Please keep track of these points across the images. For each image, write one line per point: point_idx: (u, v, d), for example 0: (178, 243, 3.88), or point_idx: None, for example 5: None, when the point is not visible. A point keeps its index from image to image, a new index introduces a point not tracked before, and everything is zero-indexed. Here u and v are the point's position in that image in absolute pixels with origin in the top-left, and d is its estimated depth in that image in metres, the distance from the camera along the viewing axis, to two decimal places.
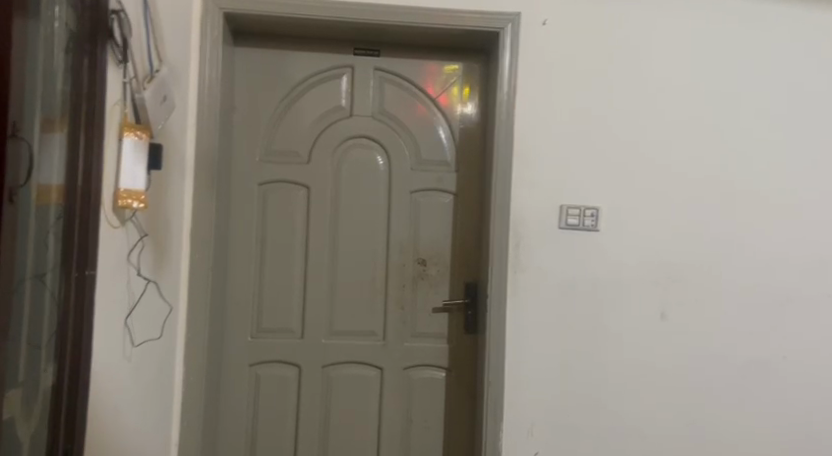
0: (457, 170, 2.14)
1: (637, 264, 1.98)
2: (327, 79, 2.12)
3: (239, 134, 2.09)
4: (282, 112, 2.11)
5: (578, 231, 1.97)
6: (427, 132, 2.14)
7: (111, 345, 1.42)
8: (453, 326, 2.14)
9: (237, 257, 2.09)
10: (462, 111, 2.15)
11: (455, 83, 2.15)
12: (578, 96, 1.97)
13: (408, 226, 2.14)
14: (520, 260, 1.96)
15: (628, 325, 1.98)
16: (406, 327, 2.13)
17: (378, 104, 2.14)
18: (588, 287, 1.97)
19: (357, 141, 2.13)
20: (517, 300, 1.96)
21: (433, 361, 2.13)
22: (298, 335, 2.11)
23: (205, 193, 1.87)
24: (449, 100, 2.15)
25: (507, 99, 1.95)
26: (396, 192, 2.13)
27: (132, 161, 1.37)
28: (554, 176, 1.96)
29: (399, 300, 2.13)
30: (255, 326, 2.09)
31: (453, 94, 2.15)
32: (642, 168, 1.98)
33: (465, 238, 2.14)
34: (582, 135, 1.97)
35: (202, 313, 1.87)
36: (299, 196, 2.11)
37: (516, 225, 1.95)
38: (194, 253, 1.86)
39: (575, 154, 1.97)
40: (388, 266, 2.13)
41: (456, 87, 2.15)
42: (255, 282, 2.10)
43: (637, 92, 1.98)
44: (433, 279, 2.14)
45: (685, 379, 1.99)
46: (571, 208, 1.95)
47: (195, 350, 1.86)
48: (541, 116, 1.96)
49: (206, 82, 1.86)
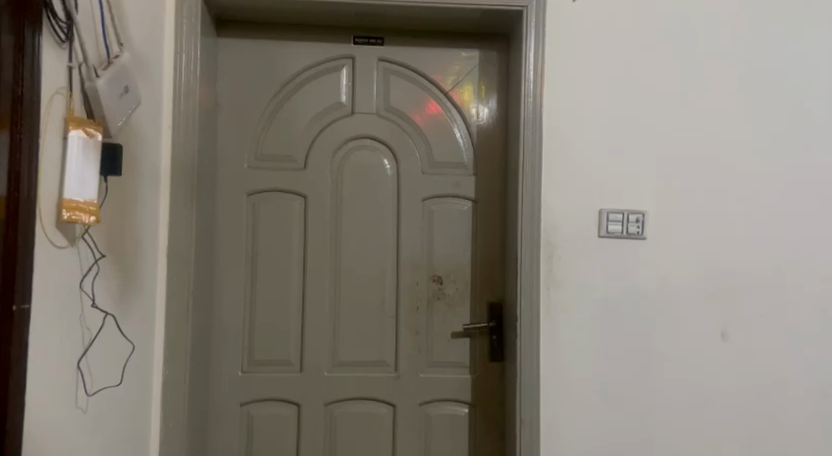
0: (475, 173, 1.87)
1: (690, 276, 1.69)
2: (326, 72, 1.85)
3: (226, 138, 1.82)
4: (274, 111, 1.84)
5: (621, 239, 1.68)
6: (441, 130, 1.87)
7: (57, 392, 1.11)
8: (476, 353, 1.85)
9: (226, 279, 1.81)
10: (480, 111, 1.87)
11: (469, 82, 1.87)
12: (615, 85, 1.69)
13: (421, 239, 1.86)
14: (554, 274, 1.67)
15: (683, 349, 1.69)
16: (422, 355, 1.84)
17: (384, 99, 1.86)
18: (636, 306, 1.68)
19: (360, 142, 1.86)
20: (551, 323, 1.67)
21: (454, 394, 1.84)
22: (297, 368, 1.82)
23: (185, 203, 1.61)
24: (462, 99, 1.87)
25: (534, 88, 1.68)
26: (408, 200, 1.85)
27: (80, 164, 1.09)
28: (590, 177, 1.69)
29: (413, 324, 1.84)
30: (247, 358, 1.81)
31: (467, 94, 1.87)
32: (693, 165, 1.70)
33: (487, 251, 1.86)
34: (621, 130, 1.69)
35: (184, 344, 1.60)
36: (294, 207, 1.83)
37: (547, 235, 1.67)
38: (172, 274, 1.60)
39: (615, 152, 1.69)
40: (400, 285, 1.85)
41: (470, 87, 1.88)
42: (247, 306, 1.82)
43: (684, 79, 1.70)
44: (451, 298, 1.86)
45: (750, 410, 1.70)
46: (613, 213, 1.67)
47: (174, 389, 1.59)
48: (574, 109, 1.69)
49: (183, 76, 1.61)
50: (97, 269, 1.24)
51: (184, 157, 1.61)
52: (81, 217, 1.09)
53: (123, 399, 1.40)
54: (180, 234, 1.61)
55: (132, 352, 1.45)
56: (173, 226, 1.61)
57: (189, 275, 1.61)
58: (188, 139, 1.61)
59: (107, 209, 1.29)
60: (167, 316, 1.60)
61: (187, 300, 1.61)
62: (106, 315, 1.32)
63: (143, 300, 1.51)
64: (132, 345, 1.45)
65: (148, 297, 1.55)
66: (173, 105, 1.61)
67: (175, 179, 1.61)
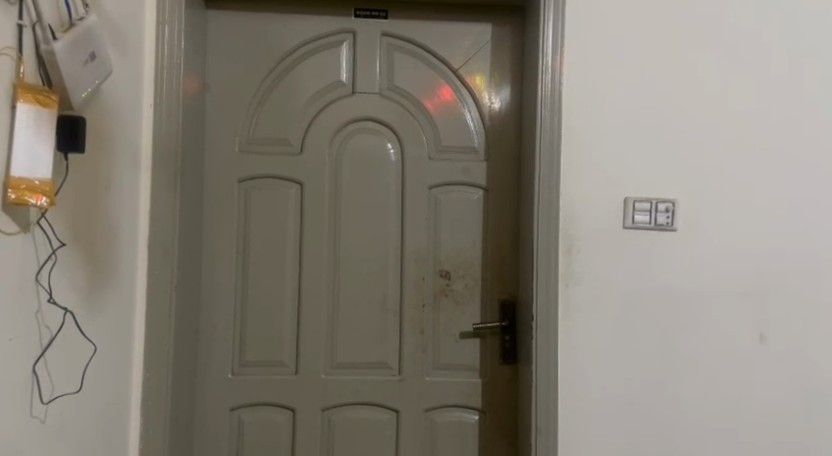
0: (486, 159, 1.71)
1: (724, 273, 1.53)
2: (324, 48, 1.70)
3: (216, 120, 1.67)
4: (269, 90, 1.70)
5: (648, 231, 1.52)
6: (450, 112, 1.72)
7: (9, 399, 0.97)
8: (487, 356, 1.69)
9: (216, 272, 1.66)
10: (492, 102, 1.72)
11: (482, 68, 1.71)
12: (642, 60, 1.53)
13: (427, 230, 1.70)
14: (573, 269, 1.51)
15: (716, 352, 1.52)
16: (427, 357, 1.69)
17: (387, 78, 1.71)
18: (664, 305, 1.52)
19: (362, 124, 1.71)
20: (570, 323, 1.51)
21: (462, 399, 1.69)
22: (292, 370, 1.68)
23: (167, 188, 1.47)
24: (476, 85, 1.71)
25: (552, 64, 1.52)
26: (413, 187, 1.70)
27: (30, 137, 0.96)
28: (613, 161, 1.52)
29: (417, 322, 1.69)
30: (238, 359, 1.67)
31: (479, 81, 1.71)
32: (729, 149, 1.53)
33: (499, 244, 1.70)
34: (648, 111, 1.53)
35: (165, 344, 1.46)
36: (290, 195, 1.69)
37: (566, 226, 1.52)
38: (153, 267, 1.46)
39: (641, 134, 1.53)
40: (404, 280, 1.69)
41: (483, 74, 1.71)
42: (238, 303, 1.67)
43: (719, 53, 1.54)
44: (459, 295, 1.70)
45: (791, 421, 1.53)
46: (639, 202, 1.51)
47: (155, 393, 1.45)
48: (596, 86, 1.53)
49: (164, 50, 1.47)
50: (54, 260, 1.10)
51: (164, 138, 1.47)
52: (33, 200, 0.95)
53: (87, 408, 1.24)
54: (161, 223, 1.46)
55: (94, 353, 1.26)
56: (154, 215, 1.46)
57: (172, 269, 1.47)
58: (169, 119, 1.47)
59: (64, 191, 1.14)
60: (147, 314, 1.46)
61: (169, 296, 1.46)
62: (64, 313, 1.15)
63: (118, 296, 1.37)
64: (94, 345, 1.26)
65: (125, 293, 1.41)
66: (154, 81, 1.47)
67: (156, 163, 1.46)
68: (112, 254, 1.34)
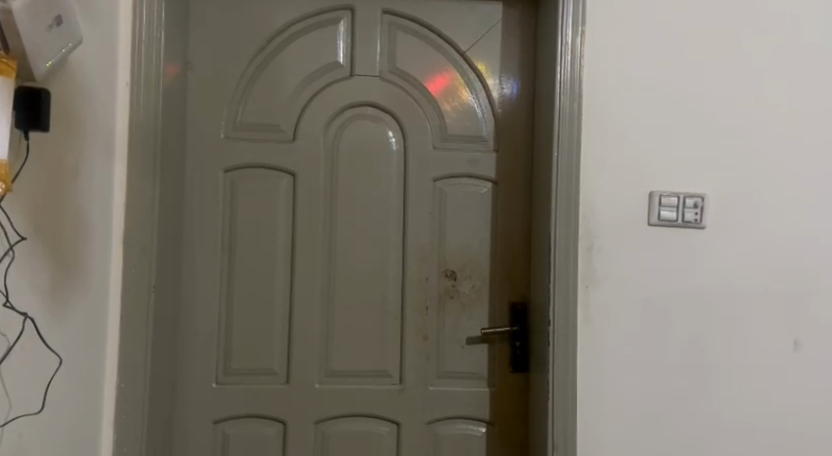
0: (496, 150, 1.58)
1: (755, 274, 1.42)
2: (320, 27, 1.55)
3: (200, 103, 1.51)
4: (258, 71, 1.54)
5: (675, 228, 1.40)
6: (456, 98, 1.58)
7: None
8: (496, 363, 1.56)
9: (199, 272, 1.51)
10: (502, 88, 1.58)
11: (492, 51, 1.58)
12: (669, 42, 1.41)
13: (431, 227, 1.57)
14: (593, 269, 1.39)
15: (745, 360, 1.41)
16: (431, 364, 1.56)
17: (389, 60, 1.57)
18: (690, 309, 1.41)
19: (360, 110, 1.56)
20: (590, 328, 1.39)
21: (468, 410, 1.55)
22: (282, 378, 1.53)
23: (144, 178, 1.30)
24: (483, 71, 1.58)
25: (573, 45, 1.39)
26: (416, 180, 1.56)
27: None
28: (637, 153, 1.40)
29: (420, 327, 1.55)
30: (222, 366, 1.51)
31: (482, 71, 1.58)
32: (762, 140, 1.42)
33: (510, 242, 1.57)
34: (676, 98, 1.41)
35: (141, 351, 1.30)
36: (281, 187, 1.54)
37: (585, 222, 1.39)
38: (128, 264, 1.29)
39: (667, 123, 1.41)
40: (406, 281, 1.55)
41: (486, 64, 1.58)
42: (223, 305, 1.52)
43: (751, 37, 1.42)
44: (466, 297, 1.57)
45: (824, 434, 1.43)
46: (666, 196, 1.39)
47: (130, 408, 1.29)
48: (619, 71, 1.41)
49: (142, 21, 1.31)
50: (10, 258, 1.07)
51: (142, 122, 1.30)
52: None
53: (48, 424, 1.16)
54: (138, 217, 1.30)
55: (61, 365, 1.18)
56: (130, 205, 1.29)
57: (150, 266, 1.31)
58: (148, 98, 1.30)
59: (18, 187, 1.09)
60: (122, 320, 1.29)
61: (146, 298, 1.30)
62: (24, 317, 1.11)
63: (83, 297, 1.23)
64: (61, 357, 1.18)
65: (94, 294, 1.25)
66: (132, 55, 1.30)
67: (132, 147, 1.29)
68: (84, 255, 1.23)
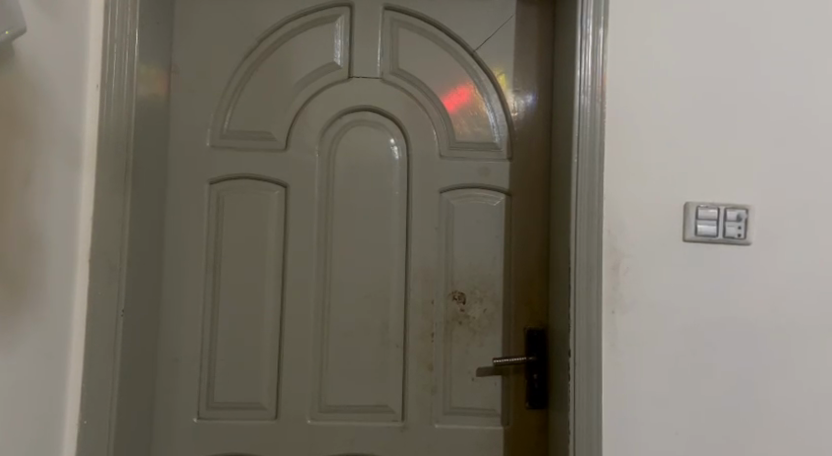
0: (510, 158, 1.42)
1: (808, 299, 1.23)
2: (316, 25, 1.42)
3: (183, 108, 1.39)
4: (248, 74, 1.41)
5: (714, 245, 1.23)
6: (465, 102, 1.43)
7: None
8: (511, 398, 1.38)
9: (181, 294, 1.36)
10: (516, 90, 1.43)
11: (505, 51, 1.43)
12: (708, 34, 1.25)
13: (438, 244, 1.41)
14: (620, 292, 1.22)
15: (798, 399, 1.22)
16: (437, 400, 1.38)
17: (391, 60, 1.43)
18: (732, 338, 1.22)
19: (359, 116, 1.42)
20: (617, 361, 1.21)
21: (479, 452, 1.38)
22: (271, 413, 1.37)
23: (115, 189, 1.18)
24: (496, 71, 1.43)
25: (595, 39, 1.23)
26: (421, 192, 1.41)
27: None
28: (671, 157, 1.23)
29: (425, 356, 1.39)
30: (205, 400, 1.36)
31: (494, 71, 1.43)
32: (814, 146, 1.24)
33: (526, 261, 1.40)
34: (716, 97, 1.24)
35: (108, 384, 1.17)
36: (272, 199, 1.40)
37: (611, 239, 1.22)
38: (94, 287, 1.17)
39: (706, 126, 1.24)
40: (409, 304, 1.39)
41: (498, 63, 1.43)
42: (206, 331, 1.37)
43: (802, 27, 1.25)
44: (476, 323, 1.40)
45: None
46: (704, 208, 1.22)
47: (95, 446, 1.16)
48: (650, 67, 1.24)
49: (113, 19, 1.19)
50: None
51: (112, 128, 1.18)
52: None
53: None
54: (106, 233, 1.18)
55: None
56: (98, 221, 1.18)
57: (119, 288, 1.18)
58: (120, 101, 1.19)
59: None
60: (87, 348, 1.16)
61: (115, 323, 1.17)
62: None
63: (43, 321, 1.07)
64: None
65: (51, 321, 1.09)
66: (102, 57, 1.19)
67: (102, 157, 1.18)
68: (35, 276, 1.05)
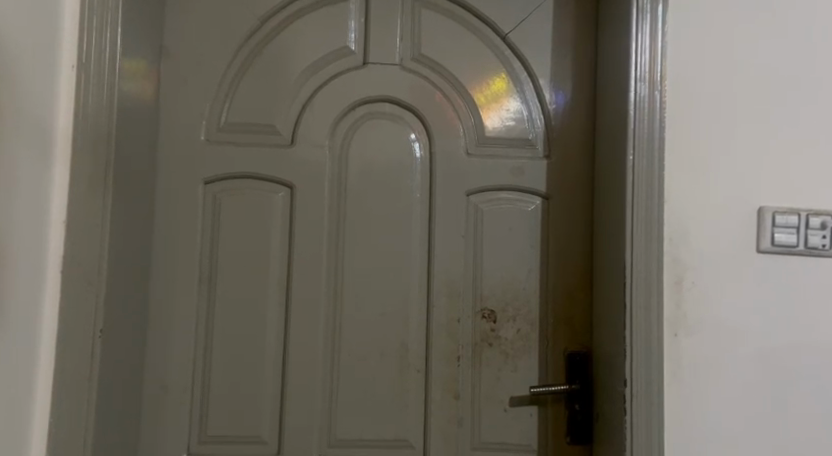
0: (547, 156, 1.25)
1: None
2: (326, 6, 1.25)
3: (176, 98, 1.21)
4: (249, 60, 1.24)
5: (793, 257, 1.06)
6: (496, 94, 1.26)
7: None
8: (549, 432, 1.21)
9: (171, 311, 1.18)
10: (554, 81, 1.26)
11: (543, 38, 1.26)
12: (781, 16, 1.09)
13: (465, 255, 1.23)
14: (683, 311, 1.04)
15: None
16: (464, 433, 1.21)
17: (412, 45, 1.26)
18: (814, 367, 1.05)
19: (375, 108, 1.25)
20: (680, 393, 1.03)
21: None
22: (273, 448, 1.19)
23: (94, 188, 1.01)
24: (531, 60, 1.26)
25: (654, 18, 1.06)
26: (446, 195, 1.23)
27: None
28: (740, 155, 1.07)
29: (451, 382, 1.21)
30: (197, 433, 1.18)
31: (530, 59, 1.26)
32: None
33: (565, 274, 1.23)
34: (791, 87, 1.08)
35: (83, 417, 0.99)
36: (275, 201, 1.22)
37: (672, 249, 1.05)
38: (68, 303, 0.99)
39: (780, 120, 1.07)
40: (432, 322, 1.22)
41: (534, 50, 1.26)
42: (199, 352, 1.19)
43: None
44: (509, 345, 1.22)
45: None
46: (782, 214, 1.05)
47: None
48: (714, 52, 1.08)
49: None
50: None
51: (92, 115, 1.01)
52: None
53: None
54: (82, 239, 1.00)
55: None
56: (72, 225, 1.00)
57: (97, 305, 1.01)
58: (99, 86, 1.02)
59: None
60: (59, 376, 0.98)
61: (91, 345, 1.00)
62: None
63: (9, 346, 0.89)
64: None
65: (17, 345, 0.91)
66: (81, 33, 1.02)
67: (79, 150, 1.00)
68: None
